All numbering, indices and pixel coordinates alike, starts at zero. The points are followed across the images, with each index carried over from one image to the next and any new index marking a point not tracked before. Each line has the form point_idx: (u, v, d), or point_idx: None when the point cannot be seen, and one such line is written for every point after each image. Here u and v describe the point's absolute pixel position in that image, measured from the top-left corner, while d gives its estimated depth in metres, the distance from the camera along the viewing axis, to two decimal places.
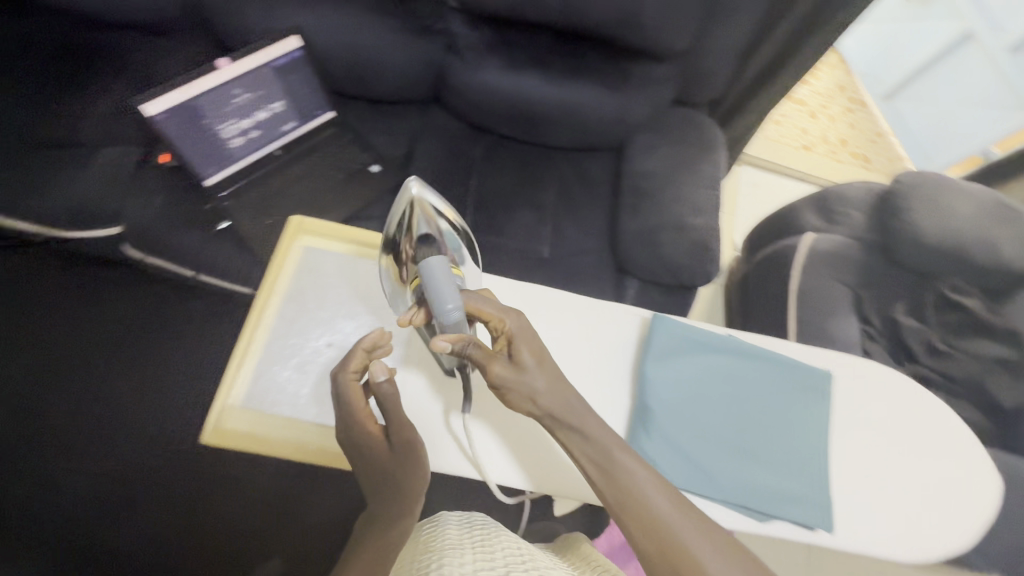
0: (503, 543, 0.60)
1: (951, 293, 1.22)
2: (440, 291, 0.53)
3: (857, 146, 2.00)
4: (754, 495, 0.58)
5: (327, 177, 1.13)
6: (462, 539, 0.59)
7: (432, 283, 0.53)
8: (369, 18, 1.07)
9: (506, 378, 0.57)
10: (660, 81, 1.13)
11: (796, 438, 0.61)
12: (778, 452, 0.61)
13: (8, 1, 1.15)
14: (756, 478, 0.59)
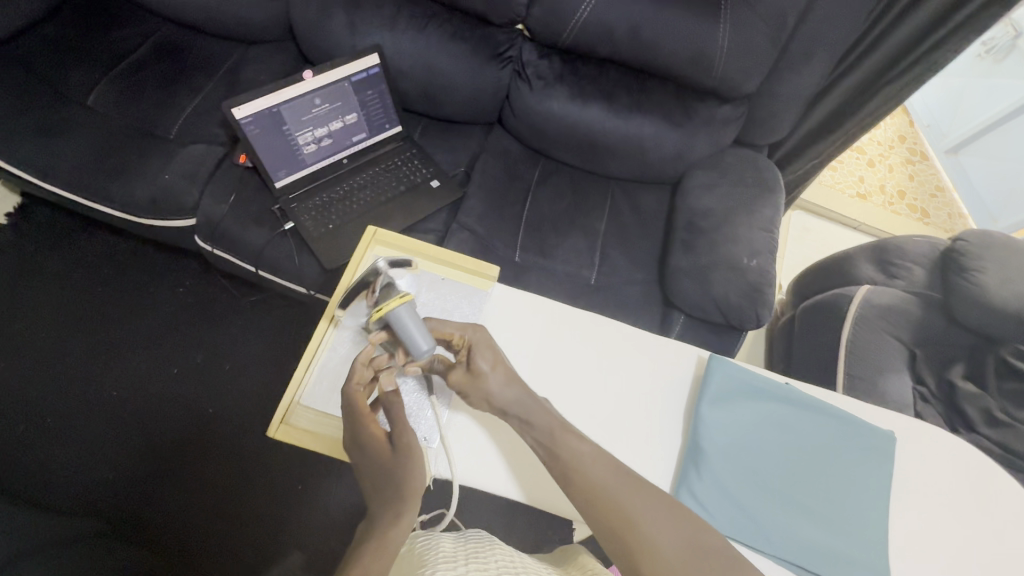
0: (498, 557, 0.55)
1: (1013, 358, 1.12)
2: (413, 335, 0.58)
3: (915, 199, 1.96)
4: (805, 553, 0.56)
5: (388, 187, 1.17)
6: (457, 551, 0.55)
7: (402, 328, 0.59)
8: (448, 43, 1.13)
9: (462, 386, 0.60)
10: (724, 121, 1.14)
11: (853, 499, 0.60)
12: (833, 510, 0.59)
13: (127, 10, 1.27)
14: (809, 536, 0.57)
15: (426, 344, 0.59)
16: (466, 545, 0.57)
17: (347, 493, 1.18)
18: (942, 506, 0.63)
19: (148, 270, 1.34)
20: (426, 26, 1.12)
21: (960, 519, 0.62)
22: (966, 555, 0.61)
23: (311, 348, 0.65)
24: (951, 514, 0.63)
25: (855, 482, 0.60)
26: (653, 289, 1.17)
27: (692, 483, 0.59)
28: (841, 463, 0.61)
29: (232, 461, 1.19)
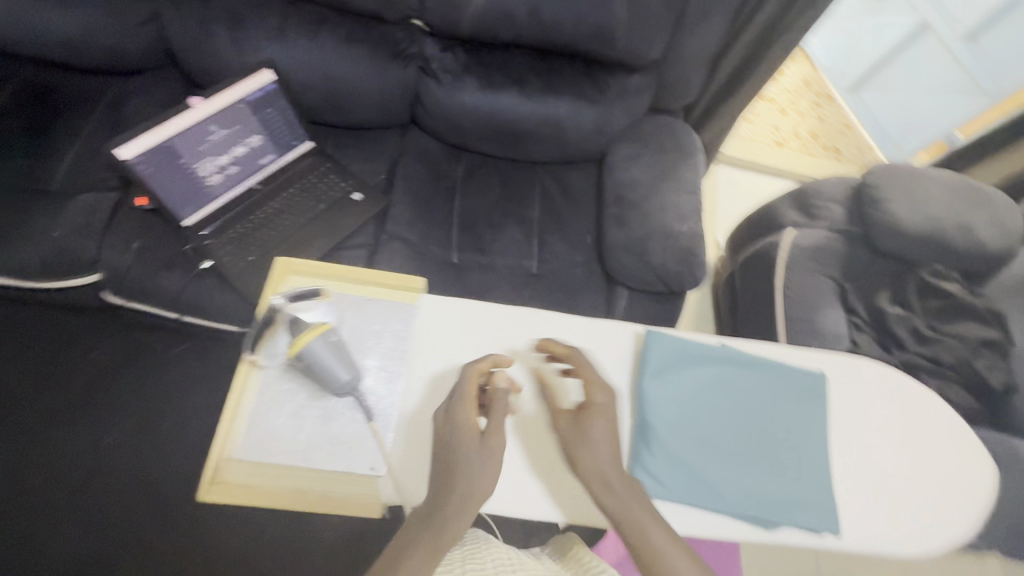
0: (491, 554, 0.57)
1: (930, 277, 1.23)
2: (332, 369, 0.55)
3: (827, 139, 2.06)
4: (761, 505, 0.58)
5: (308, 209, 1.12)
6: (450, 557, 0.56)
7: (321, 363, 0.55)
8: (345, 47, 1.07)
9: (568, 438, 0.56)
10: (637, 91, 1.14)
11: (794, 444, 0.62)
12: (780, 459, 0.61)
13: None
14: (761, 488, 0.59)
15: (349, 372, 0.55)
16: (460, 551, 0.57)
17: (323, 528, 1.14)
18: (879, 433, 0.66)
19: (59, 336, 1.23)
20: (318, 32, 1.05)
21: (897, 442, 0.66)
22: (907, 475, 0.65)
23: (233, 395, 0.57)
24: (888, 438, 0.66)
25: (795, 429, 0.63)
26: (594, 268, 1.17)
27: (645, 460, 0.60)
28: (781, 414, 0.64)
29: (194, 520, 1.12)
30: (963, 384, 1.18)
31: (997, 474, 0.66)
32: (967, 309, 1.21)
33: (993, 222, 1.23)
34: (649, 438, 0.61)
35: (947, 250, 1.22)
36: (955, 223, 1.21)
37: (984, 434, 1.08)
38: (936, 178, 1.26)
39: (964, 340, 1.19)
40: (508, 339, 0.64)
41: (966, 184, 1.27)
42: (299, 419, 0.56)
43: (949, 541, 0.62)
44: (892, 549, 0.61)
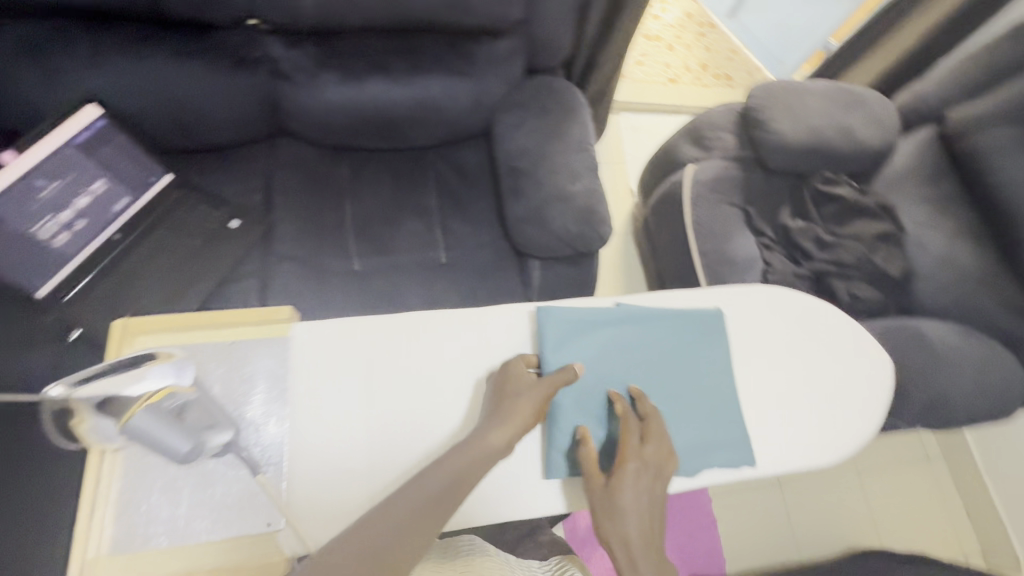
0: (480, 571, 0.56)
1: (823, 185, 1.27)
2: (164, 442, 0.48)
3: (717, 67, 2.08)
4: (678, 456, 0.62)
5: (183, 247, 1.01)
6: None
7: (150, 438, 0.48)
8: (177, 63, 0.95)
9: (599, 507, 0.57)
10: (508, 55, 1.08)
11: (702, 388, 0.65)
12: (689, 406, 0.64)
13: None
14: (677, 439, 0.62)
15: (191, 440, 0.49)
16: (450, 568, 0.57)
17: None
18: (780, 356, 0.69)
19: None
20: (140, 52, 0.93)
21: (797, 360, 0.69)
22: (810, 389, 0.68)
23: (89, 484, 0.51)
24: (788, 359, 0.69)
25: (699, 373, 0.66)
26: (503, 246, 1.14)
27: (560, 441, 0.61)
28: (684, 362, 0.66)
29: None
30: (864, 277, 1.21)
31: (891, 367, 0.70)
32: (860, 209, 1.26)
33: (868, 122, 1.29)
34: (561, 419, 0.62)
35: (833, 156, 1.27)
36: (836, 129, 1.26)
37: (891, 322, 1.15)
38: (813, 88, 1.30)
39: (860, 239, 1.23)
40: (396, 350, 0.61)
41: (840, 88, 1.32)
42: (174, 493, 0.52)
43: (856, 442, 0.66)
44: (803, 462, 0.65)
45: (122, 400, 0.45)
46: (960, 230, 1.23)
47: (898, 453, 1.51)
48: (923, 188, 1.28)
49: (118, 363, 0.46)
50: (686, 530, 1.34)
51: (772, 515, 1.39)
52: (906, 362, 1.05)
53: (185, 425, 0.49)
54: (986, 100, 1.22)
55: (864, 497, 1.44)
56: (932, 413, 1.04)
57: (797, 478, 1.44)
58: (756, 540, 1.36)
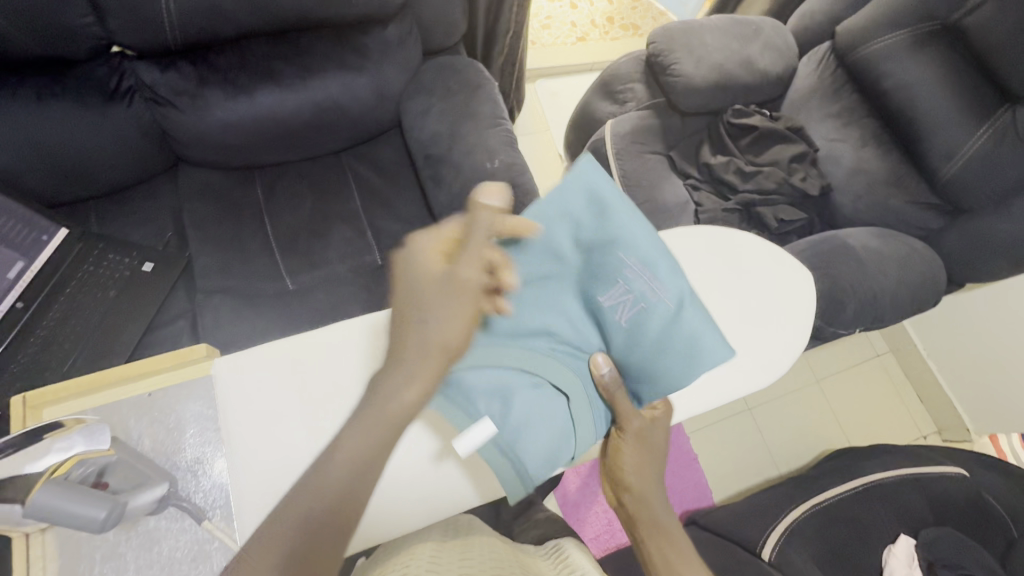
0: (477, 551, 0.54)
1: (735, 118, 1.30)
2: (77, 515, 0.43)
3: (623, 18, 2.09)
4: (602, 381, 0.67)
5: (95, 302, 0.93)
6: (438, 553, 0.53)
7: (58, 516, 0.43)
8: (40, 107, 0.87)
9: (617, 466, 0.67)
10: (400, 41, 1.04)
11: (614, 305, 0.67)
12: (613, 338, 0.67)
13: None
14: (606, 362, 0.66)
15: (106, 504, 0.44)
16: (443, 549, 0.54)
17: None
18: (705, 293, 0.74)
19: None
20: None
21: (720, 294, 0.74)
22: (737, 318, 0.73)
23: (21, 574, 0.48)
24: (713, 295, 0.74)
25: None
26: None
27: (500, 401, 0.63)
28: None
29: None
30: (790, 199, 1.27)
31: (810, 279, 0.76)
32: (775, 135, 1.29)
33: (766, 48, 1.32)
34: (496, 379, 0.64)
35: (740, 88, 1.30)
36: (738, 61, 1.28)
37: (820, 236, 1.20)
38: (709, 24, 1.32)
39: (778, 163, 1.27)
40: (311, 370, 0.59)
41: (734, 20, 1.34)
42: (119, 559, 0.50)
43: (789, 354, 0.72)
44: (742, 387, 0.70)
45: (22, 478, 0.42)
46: (866, 137, 1.27)
47: (850, 355, 1.60)
48: (828, 103, 1.32)
49: (16, 442, 0.44)
50: (670, 469, 1.39)
51: (747, 439, 1.46)
52: (835, 272, 1.10)
53: (90, 492, 0.43)
54: (863, 12, 1.24)
55: (827, 403, 1.53)
56: (868, 314, 1.10)
57: (764, 399, 1.51)
58: (738, 464, 1.42)
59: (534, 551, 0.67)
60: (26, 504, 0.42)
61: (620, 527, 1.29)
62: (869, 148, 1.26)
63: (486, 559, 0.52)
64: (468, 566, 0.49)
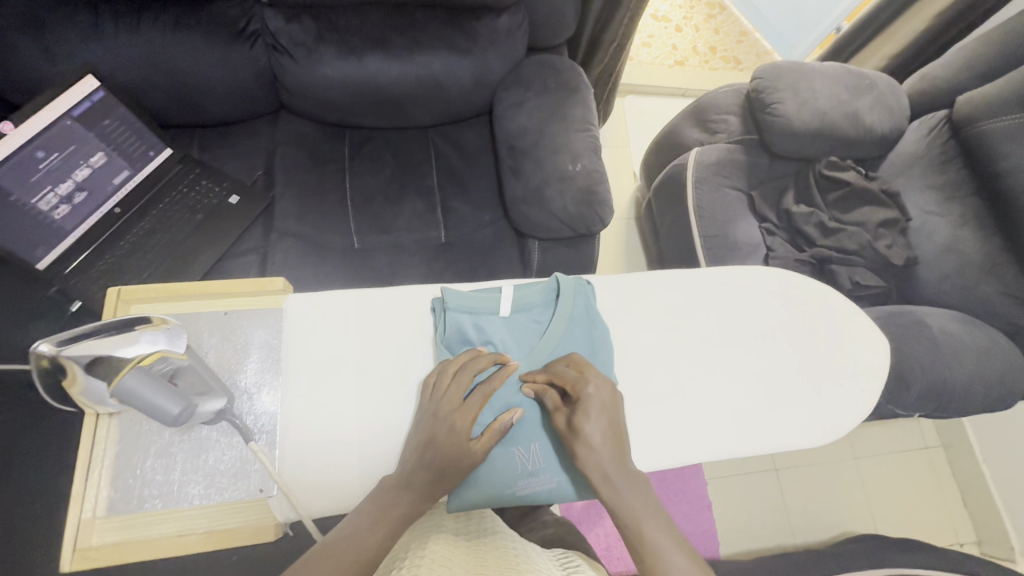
0: (498, 553, 0.50)
1: (827, 170, 1.26)
2: (152, 405, 0.46)
3: (725, 50, 2.05)
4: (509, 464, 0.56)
5: (183, 223, 1.02)
6: (458, 550, 0.49)
7: (137, 401, 0.45)
8: (177, 35, 0.95)
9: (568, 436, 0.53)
10: (509, 33, 1.06)
11: None
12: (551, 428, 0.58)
13: None
14: (525, 446, 0.57)
15: (180, 401, 0.46)
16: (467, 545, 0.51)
17: None
18: (773, 339, 0.70)
19: None
20: (139, 24, 0.93)
21: (782, 342, 0.70)
22: (804, 370, 0.69)
23: (84, 449, 0.51)
24: (780, 341, 0.70)
25: (677, 353, 0.67)
26: (503, 227, 1.14)
27: (432, 319, 0.60)
28: (647, 337, 0.67)
29: None
30: (868, 264, 1.21)
31: (886, 343, 0.72)
32: (865, 195, 1.24)
33: (875, 105, 1.26)
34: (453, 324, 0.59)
35: (838, 139, 1.25)
36: (842, 111, 1.23)
37: (894, 308, 1.14)
38: (821, 70, 1.27)
39: (864, 225, 1.22)
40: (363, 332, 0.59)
41: (848, 70, 1.29)
42: (168, 459, 0.52)
43: (851, 418, 0.67)
44: (794, 442, 0.65)
45: (114, 361, 0.46)
46: (967, 216, 1.19)
47: (897, 441, 1.51)
48: (932, 174, 1.25)
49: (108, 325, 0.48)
50: (682, 510, 1.34)
51: (768, 500, 1.40)
52: (903, 348, 1.05)
53: (174, 390, 0.46)
54: (990, 87, 1.17)
55: (861, 483, 1.45)
56: (931, 401, 1.04)
57: (795, 463, 1.44)
58: (753, 523, 1.37)
59: (539, 551, 0.63)
60: (112, 386, 0.45)
61: (618, 555, 1.19)
62: (968, 228, 1.18)
63: (501, 558, 0.49)
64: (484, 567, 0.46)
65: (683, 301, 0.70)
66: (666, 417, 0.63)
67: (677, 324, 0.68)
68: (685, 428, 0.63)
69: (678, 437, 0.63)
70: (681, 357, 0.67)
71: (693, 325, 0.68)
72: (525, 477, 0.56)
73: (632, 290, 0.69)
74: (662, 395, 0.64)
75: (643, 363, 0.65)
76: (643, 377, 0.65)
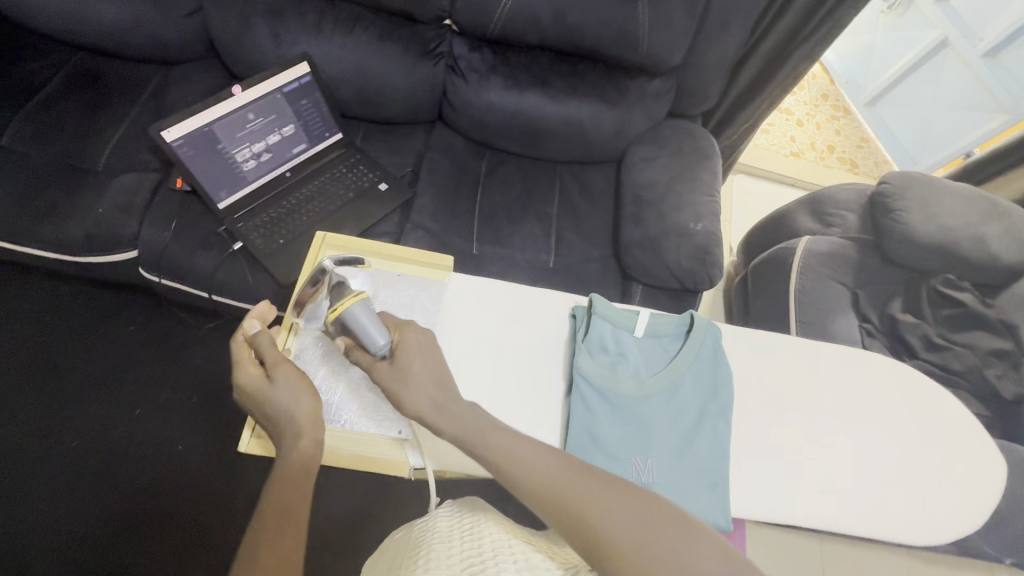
0: (491, 529, 0.58)
1: (942, 287, 1.24)
2: (366, 329, 0.58)
3: (844, 152, 2.08)
4: (622, 469, 0.60)
5: (336, 198, 1.16)
6: (451, 531, 0.58)
7: (355, 324, 0.58)
8: (379, 43, 1.12)
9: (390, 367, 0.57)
10: (657, 95, 1.16)
11: (691, 431, 0.63)
12: (667, 447, 0.62)
13: (49, 43, 1.24)
14: (639, 458, 0.61)
15: (384, 335, 0.58)
16: (460, 523, 0.59)
17: (333, 507, 1.13)
18: (887, 429, 0.70)
19: (96, 311, 1.26)
20: (353, 29, 1.11)
21: (894, 435, 0.70)
22: (913, 468, 0.68)
23: None
24: (895, 433, 0.70)
25: (788, 416, 0.69)
26: (610, 266, 1.20)
27: (574, 322, 0.68)
28: (761, 394, 0.69)
29: (202, 494, 1.12)
30: (972, 390, 1.18)
31: (1006, 468, 0.70)
32: (980, 320, 1.21)
33: (1007, 233, 1.24)
34: (593, 332, 0.65)
35: (959, 259, 1.23)
36: (970, 232, 1.23)
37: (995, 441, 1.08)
38: (952, 188, 1.28)
39: (975, 349, 1.19)
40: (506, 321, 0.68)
41: (981, 194, 1.29)
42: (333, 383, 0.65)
43: (955, 531, 0.66)
44: (893, 536, 0.64)
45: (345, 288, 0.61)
46: None
47: None
48: None
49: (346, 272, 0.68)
50: None
51: None
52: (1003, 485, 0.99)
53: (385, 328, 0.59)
54: None
55: None
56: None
57: None
58: None
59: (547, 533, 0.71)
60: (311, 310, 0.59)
61: None
62: None
63: (460, 555, 0.52)
64: (475, 543, 0.54)
65: (802, 368, 0.72)
66: (771, 471, 0.65)
67: (791, 388, 0.70)
68: (789, 488, 0.64)
69: (777, 495, 0.64)
70: (795, 420, 0.68)
71: (809, 393, 0.71)
72: (637, 487, 0.60)
73: (754, 345, 0.72)
74: (771, 450, 0.66)
75: (753, 416, 0.68)
76: (751, 429, 0.67)
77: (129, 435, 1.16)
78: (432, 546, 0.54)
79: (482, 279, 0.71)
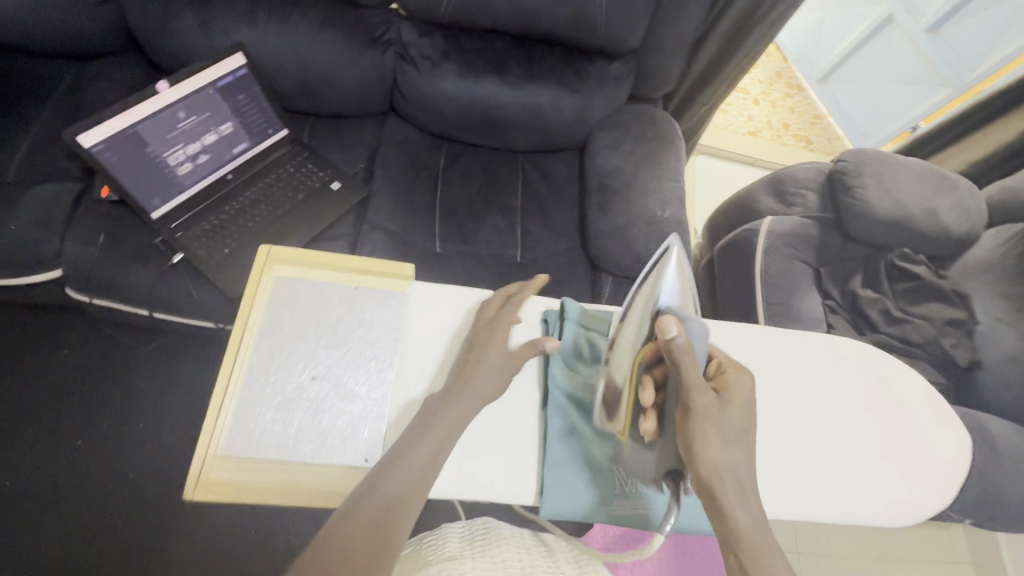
0: (502, 553, 0.57)
1: (899, 261, 1.28)
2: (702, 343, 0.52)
3: (799, 129, 2.11)
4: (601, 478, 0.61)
5: (284, 200, 1.08)
6: (463, 549, 0.56)
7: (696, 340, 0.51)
8: (320, 31, 1.04)
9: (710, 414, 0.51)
10: (617, 79, 1.13)
11: None
12: None
13: None
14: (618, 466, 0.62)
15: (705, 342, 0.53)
16: (472, 544, 0.58)
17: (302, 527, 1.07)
18: (861, 414, 0.70)
19: (22, 336, 1.15)
20: (290, 15, 1.02)
21: (869, 418, 0.70)
22: (888, 450, 0.69)
23: (218, 391, 0.58)
24: (869, 416, 0.70)
25: (766, 407, 0.68)
26: (578, 257, 1.17)
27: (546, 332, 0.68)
28: None
29: (157, 525, 1.04)
30: (929, 359, 1.22)
31: (972, 443, 0.71)
32: (934, 291, 1.25)
33: (956, 205, 1.28)
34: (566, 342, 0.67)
35: (913, 232, 1.26)
36: (923, 206, 1.26)
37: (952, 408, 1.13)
38: (905, 163, 1.31)
39: (931, 320, 1.23)
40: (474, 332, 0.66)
41: (932, 168, 1.32)
42: (288, 413, 0.58)
43: (929, 510, 0.67)
44: (871, 520, 0.65)
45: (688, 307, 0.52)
46: None
47: (927, 548, 1.46)
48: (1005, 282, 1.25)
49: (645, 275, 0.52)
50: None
51: None
52: None
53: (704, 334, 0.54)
54: None
55: None
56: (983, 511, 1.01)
57: (819, 550, 1.39)
58: None
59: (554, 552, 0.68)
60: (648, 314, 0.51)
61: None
62: None
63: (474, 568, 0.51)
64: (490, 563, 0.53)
65: (776, 357, 0.71)
66: None
67: (767, 378, 0.70)
68: (771, 481, 0.64)
69: (760, 489, 0.63)
70: (772, 411, 0.68)
71: (785, 382, 0.70)
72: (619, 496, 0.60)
73: (728, 338, 0.71)
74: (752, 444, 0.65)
75: None
76: None
77: (70, 470, 1.06)
78: (444, 560, 0.53)
79: (446, 289, 0.68)
